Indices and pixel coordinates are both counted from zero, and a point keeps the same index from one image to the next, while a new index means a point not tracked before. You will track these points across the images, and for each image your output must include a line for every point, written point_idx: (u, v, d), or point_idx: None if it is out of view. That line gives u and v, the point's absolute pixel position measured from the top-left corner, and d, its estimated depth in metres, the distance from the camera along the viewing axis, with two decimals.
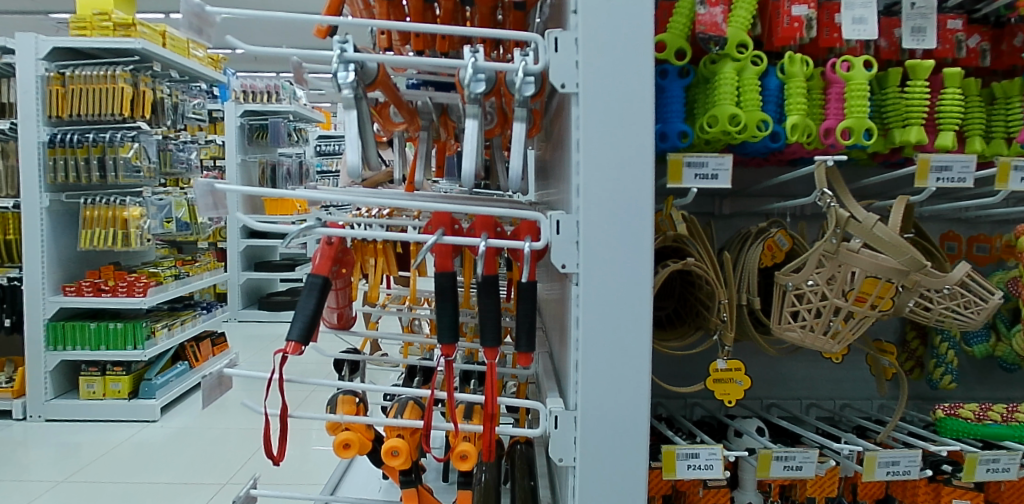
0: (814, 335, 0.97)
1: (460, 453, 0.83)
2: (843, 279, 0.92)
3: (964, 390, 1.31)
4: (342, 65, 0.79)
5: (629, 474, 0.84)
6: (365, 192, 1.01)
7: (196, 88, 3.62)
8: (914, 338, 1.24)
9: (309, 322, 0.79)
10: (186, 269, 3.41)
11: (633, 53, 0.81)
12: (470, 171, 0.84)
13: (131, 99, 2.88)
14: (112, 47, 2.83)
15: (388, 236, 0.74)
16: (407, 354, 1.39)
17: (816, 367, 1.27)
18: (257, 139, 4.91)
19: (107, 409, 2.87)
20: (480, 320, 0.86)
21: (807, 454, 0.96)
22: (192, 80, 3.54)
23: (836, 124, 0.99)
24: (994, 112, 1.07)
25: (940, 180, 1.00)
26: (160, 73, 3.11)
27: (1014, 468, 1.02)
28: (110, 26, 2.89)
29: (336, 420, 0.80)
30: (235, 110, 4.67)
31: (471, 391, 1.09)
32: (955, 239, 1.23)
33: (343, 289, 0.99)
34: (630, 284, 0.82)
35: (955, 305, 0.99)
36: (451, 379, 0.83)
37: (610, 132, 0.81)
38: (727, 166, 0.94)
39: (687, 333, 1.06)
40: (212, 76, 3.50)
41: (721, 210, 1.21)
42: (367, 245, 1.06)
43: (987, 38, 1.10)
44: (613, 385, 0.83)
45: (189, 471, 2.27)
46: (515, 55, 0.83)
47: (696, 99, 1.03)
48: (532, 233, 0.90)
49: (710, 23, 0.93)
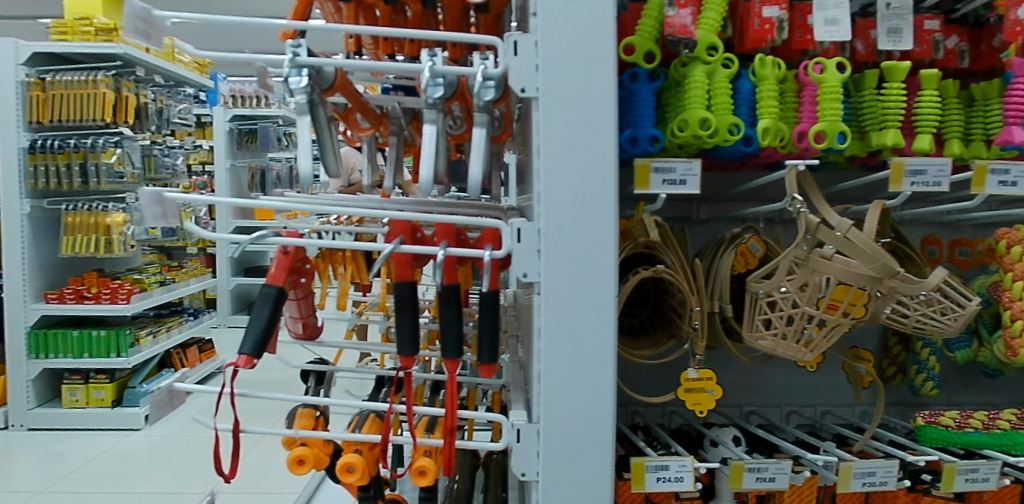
0: (787, 343, 0.95)
1: (418, 469, 0.83)
2: (815, 287, 0.91)
3: (949, 397, 1.27)
4: (295, 70, 0.79)
5: (594, 481, 0.85)
6: (330, 200, 1.02)
7: (182, 93, 3.59)
8: (897, 344, 1.17)
9: (262, 336, 0.79)
10: (171, 275, 3.37)
11: (589, 62, 0.83)
12: (428, 178, 0.82)
13: (112, 104, 2.85)
14: (93, 52, 2.80)
15: (343, 245, 0.75)
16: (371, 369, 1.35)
17: (794, 374, 1.23)
18: (246, 144, 4.85)
19: (90, 417, 2.85)
20: (442, 329, 0.86)
21: (779, 465, 0.94)
22: (179, 85, 3.49)
23: (810, 128, 0.96)
24: (974, 114, 1.06)
25: (915, 184, 0.97)
26: (144, 78, 3.06)
27: (993, 478, 1.00)
28: (91, 31, 2.82)
29: (289, 434, 0.81)
30: (224, 115, 4.63)
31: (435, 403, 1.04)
32: (937, 243, 1.18)
33: (305, 297, 0.93)
34: (591, 293, 0.84)
35: (931, 312, 0.97)
36: (410, 391, 0.83)
37: (573, 144, 0.83)
38: (696, 172, 0.92)
39: (659, 341, 1.03)
40: (198, 80, 3.48)
41: (698, 215, 1.16)
42: (335, 253, 1.00)
43: (965, 39, 1.07)
44: (574, 392, 0.84)
45: (171, 480, 2.26)
46: (474, 59, 0.84)
47: (668, 103, 1.01)
48: (495, 240, 0.89)
49: (679, 25, 0.91)
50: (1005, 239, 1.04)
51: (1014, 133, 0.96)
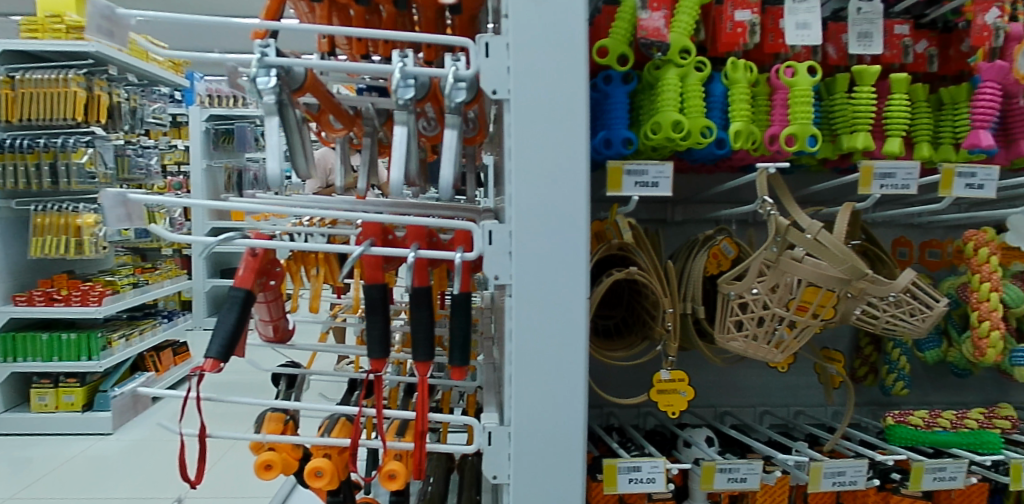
0: (757, 344, 0.95)
1: (387, 472, 0.84)
2: (785, 288, 0.92)
3: (918, 396, 1.29)
4: (263, 70, 0.80)
5: (566, 481, 0.86)
6: (302, 201, 1.01)
7: (156, 92, 3.54)
8: (868, 345, 1.19)
9: (228, 338, 0.80)
10: (145, 278, 3.35)
11: (560, 64, 0.83)
12: (398, 180, 0.82)
13: (84, 103, 2.81)
14: (63, 50, 2.75)
15: (310, 247, 0.74)
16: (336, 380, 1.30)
17: (768, 375, 1.25)
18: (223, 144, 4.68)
19: (61, 422, 2.78)
20: (413, 331, 0.86)
21: (751, 465, 0.95)
22: (152, 84, 3.45)
23: (781, 131, 0.97)
24: (943, 118, 1.07)
25: (884, 187, 0.98)
26: (117, 76, 3.01)
27: (961, 477, 1.01)
28: (63, 29, 2.78)
29: (257, 439, 0.83)
30: (198, 114, 4.42)
31: (407, 406, 1.04)
32: (907, 245, 1.19)
33: (274, 299, 0.93)
34: (562, 295, 0.84)
35: (900, 313, 0.99)
36: (380, 395, 0.83)
37: (544, 147, 0.83)
38: (668, 174, 0.93)
39: (632, 343, 1.03)
40: (173, 79, 3.44)
41: (672, 217, 1.16)
42: (308, 254, 0.99)
43: (934, 44, 1.09)
44: (546, 394, 0.85)
45: (144, 486, 2.22)
46: (445, 60, 0.84)
47: (641, 106, 1.01)
48: (466, 243, 0.89)
49: (653, 28, 0.92)
50: (973, 241, 1.06)
51: (981, 136, 0.98)
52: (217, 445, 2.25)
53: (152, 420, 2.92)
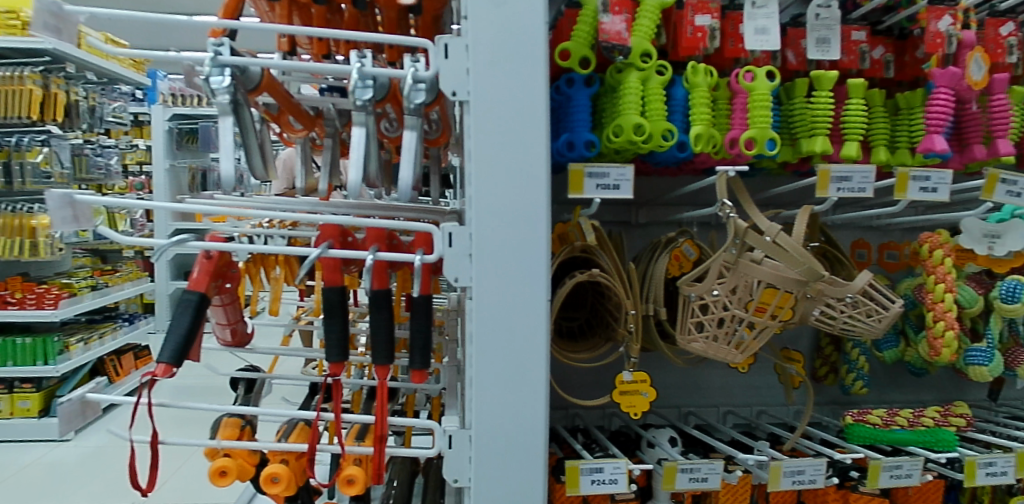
0: (718, 345, 0.96)
1: (346, 478, 0.84)
2: (744, 289, 0.93)
3: (878, 395, 1.31)
4: (217, 69, 0.79)
5: (527, 483, 0.86)
6: (263, 202, 1.00)
7: (116, 90, 3.46)
8: (828, 344, 1.21)
9: (182, 343, 0.79)
10: (104, 280, 3.27)
11: (518, 67, 0.83)
12: (355, 182, 0.82)
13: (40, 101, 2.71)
14: (16, 46, 2.62)
15: (264, 248, 0.74)
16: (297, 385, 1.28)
17: (731, 375, 1.26)
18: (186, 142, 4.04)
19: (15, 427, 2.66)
20: (372, 334, 0.86)
21: (711, 465, 0.96)
22: (112, 83, 3.38)
23: (741, 134, 0.99)
24: (899, 123, 1.09)
25: (840, 190, 0.99)
26: (78, 74, 2.94)
27: (916, 474, 1.03)
28: (18, 25, 2.67)
29: (213, 446, 0.82)
30: (162, 114, 3.76)
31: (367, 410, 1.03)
32: (865, 247, 1.21)
33: (231, 303, 0.92)
34: (522, 297, 0.84)
35: (858, 314, 1.00)
36: (338, 399, 0.83)
37: (504, 149, 0.83)
38: (629, 177, 0.93)
39: (596, 344, 1.03)
40: (134, 78, 3.36)
41: (637, 219, 1.17)
42: (267, 256, 0.97)
43: (890, 50, 1.11)
44: (505, 396, 0.85)
45: (101, 494, 2.14)
46: (404, 61, 0.84)
47: (604, 109, 1.01)
48: (426, 245, 0.88)
49: (614, 31, 0.93)
50: (928, 243, 1.08)
51: (936, 140, 1.00)
52: (179, 452, 2.19)
53: (102, 427, 2.81)
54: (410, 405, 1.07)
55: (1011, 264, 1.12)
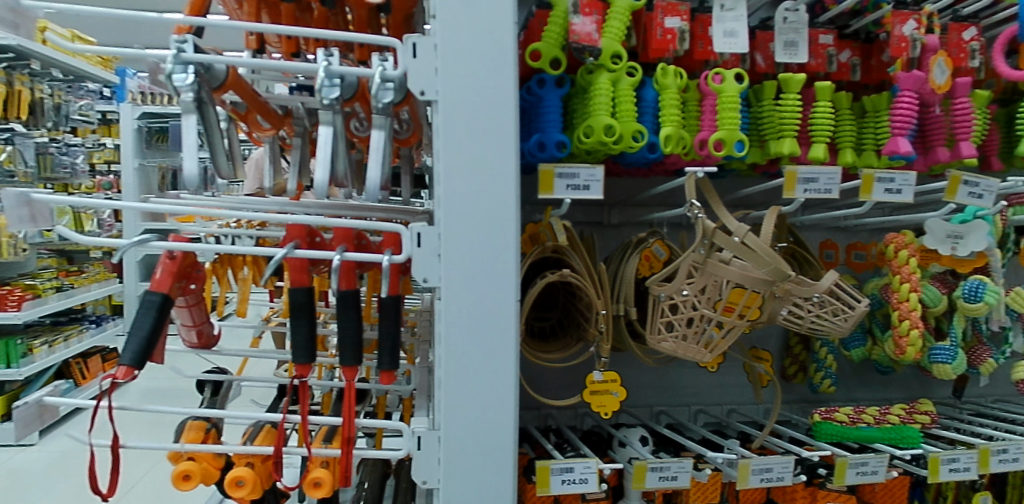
0: (687, 344, 0.97)
1: (313, 480, 0.84)
2: (713, 289, 0.94)
3: (846, 393, 1.33)
4: (180, 66, 0.78)
5: (496, 484, 0.86)
6: (231, 202, 0.99)
7: (83, 88, 3.39)
8: (797, 343, 1.22)
9: (144, 345, 0.77)
10: (71, 281, 3.20)
11: (487, 67, 0.83)
12: (323, 181, 0.81)
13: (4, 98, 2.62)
14: None
15: (228, 248, 0.73)
16: (268, 387, 1.27)
17: (702, 374, 1.27)
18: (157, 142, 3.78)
19: None
20: (340, 336, 0.85)
21: (681, 463, 0.97)
22: (79, 80, 3.31)
23: (710, 136, 1.00)
24: (866, 125, 1.11)
25: (807, 191, 1.01)
26: (43, 72, 2.87)
27: (882, 471, 1.05)
28: None
29: (177, 450, 0.81)
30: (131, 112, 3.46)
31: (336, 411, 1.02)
32: (833, 247, 1.23)
33: (197, 303, 0.91)
34: (491, 297, 0.84)
35: (824, 313, 1.01)
36: (305, 401, 0.82)
37: (473, 149, 0.83)
38: (600, 177, 0.94)
39: (567, 344, 1.03)
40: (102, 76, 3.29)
41: (609, 220, 1.17)
42: (235, 256, 0.97)
43: (857, 54, 1.13)
44: (474, 397, 0.84)
45: (67, 501, 2.08)
46: (372, 60, 0.84)
47: (575, 109, 1.02)
48: (395, 245, 0.88)
49: (584, 33, 0.93)
50: (894, 243, 1.10)
51: (900, 142, 1.01)
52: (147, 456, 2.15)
53: (61, 431, 2.72)
54: (381, 406, 1.06)
55: (973, 264, 1.14)
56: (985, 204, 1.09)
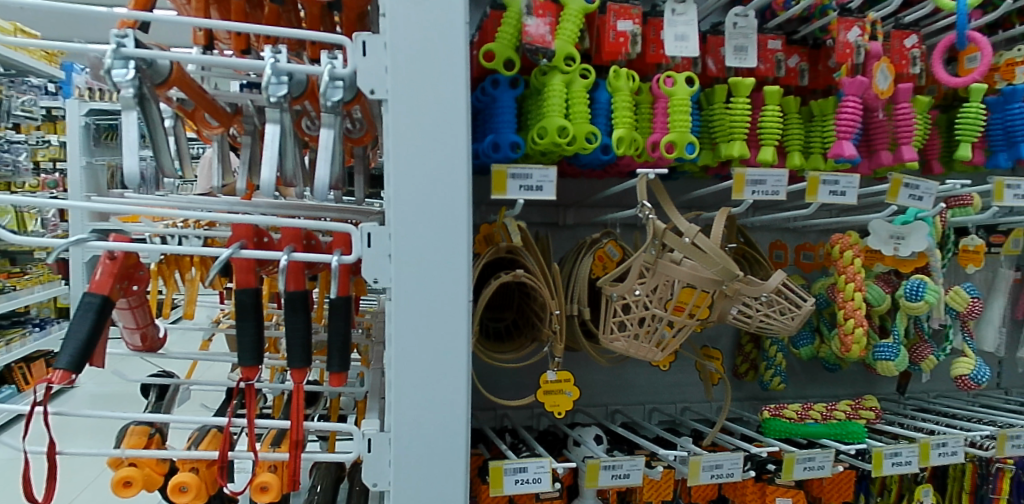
0: (639, 343, 0.99)
1: (260, 485, 0.82)
2: (663, 289, 0.95)
3: (795, 389, 1.37)
4: (119, 62, 0.76)
5: (447, 484, 0.86)
6: (177, 201, 0.97)
7: (25, 82, 3.26)
8: (748, 342, 1.25)
9: (82, 348, 0.74)
10: (13, 283, 3.07)
11: (438, 67, 0.83)
12: (270, 180, 0.79)
13: None
14: None
15: (169, 248, 0.71)
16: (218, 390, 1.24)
17: (657, 373, 1.29)
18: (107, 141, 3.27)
19: None
20: (288, 338, 0.83)
21: (633, 461, 0.98)
22: (22, 74, 3.19)
23: (662, 138, 1.01)
24: (813, 128, 1.14)
25: (755, 193, 1.03)
26: None
27: (828, 466, 1.08)
28: None
29: (118, 456, 0.78)
30: (78, 107, 2.94)
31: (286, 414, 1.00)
32: (782, 248, 1.27)
33: (139, 306, 0.88)
34: (441, 298, 0.84)
35: (772, 312, 1.04)
36: (251, 404, 0.81)
37: (422, 148, 0.82)
38: (553, 178, 0.95)
39: (522, 345, 1.04)
40: (48, 71, 3.18)
41: (564, 220, 1.19)
42: (182, 258, 0.95)
43: (804, 59, 1.17)
44: (424, 398, 0.84)
45: None
46: (322, 58, 0.83)
47: (529, 111, 1.02)
48: (346, 245, 0.87)
49: (537, 35, 0.93)
50: (839, 244, 1.13)
51: (845, 146, 1.05)
52: (92, 464, 2.08)
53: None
54: (334, 409, 1.05)
55: (914, 264, 1.18)
56: (925, 206, 1.11)
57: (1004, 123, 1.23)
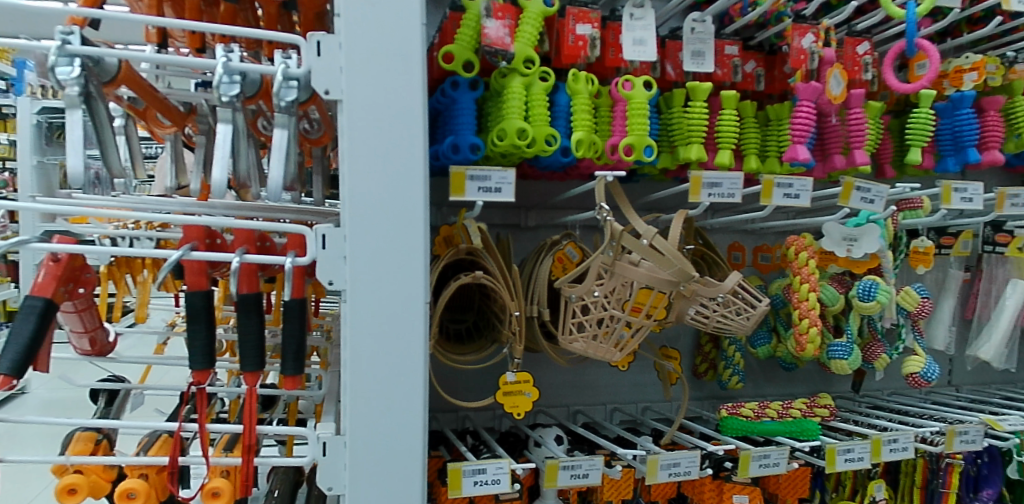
0: (597, 344, 1.00)
1: (211, 490, 0.80)
2: (621, 290, 0.96)
3: (754, 388, 1.40)
4: (64, 59, 0.74)
5: (403, 487, 0.86)
6: (128, 202, 0.96)
7: None
8: (708, 342, 1.27)
9: (24, 352, 0.73)
10: None
11: (394, 68, 0.82)
12: (222, 181, 0.78)
13: None
14: None
15: (116, 249, 0.70)
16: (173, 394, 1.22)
17: (618, 373, 1.31)
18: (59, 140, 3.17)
19: None
20: (241, 341, 0.82)
21: (591, 461, 0.99)
22: None
23: (620, 141, 1.02)
24: (769, 133, 1.17)
25: (711, 195, 1.05)
26: None
27: (784, 462, 1.10)
28: None
29: (61, 463, 0.76)
30: (30, 106, 2.77)
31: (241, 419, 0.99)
32: (740, 249, 1.30)
33: (88, 308, 0.86)
34: (397, 300, 0.83)
35: (728, 312, 1.05)
36: (202, 408, 0.79)
37: (378, 149, 0.82)
38: (511, 180, 0.95)
39: (482, 346, 1.04)
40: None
41: (526, 222, 1.19)
42: (133, 260, 0.93)
43: (760, 65, 1.19)
44: (380, 400, 0.84)
45: None
46: (275, 57, 0.82)
47: (489, 113, 1.03)
48: (300, 247, 0.87)
49: (495, 37, 0.93)
50: (794, 246, 1.16)
51: (799, 149, 1.07)
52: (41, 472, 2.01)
53: None
54: (291, 412, 1.04)
55: (867, 265, 1.22)
56: (876, 208, 1.15)
57: (952, 129, 1.28)
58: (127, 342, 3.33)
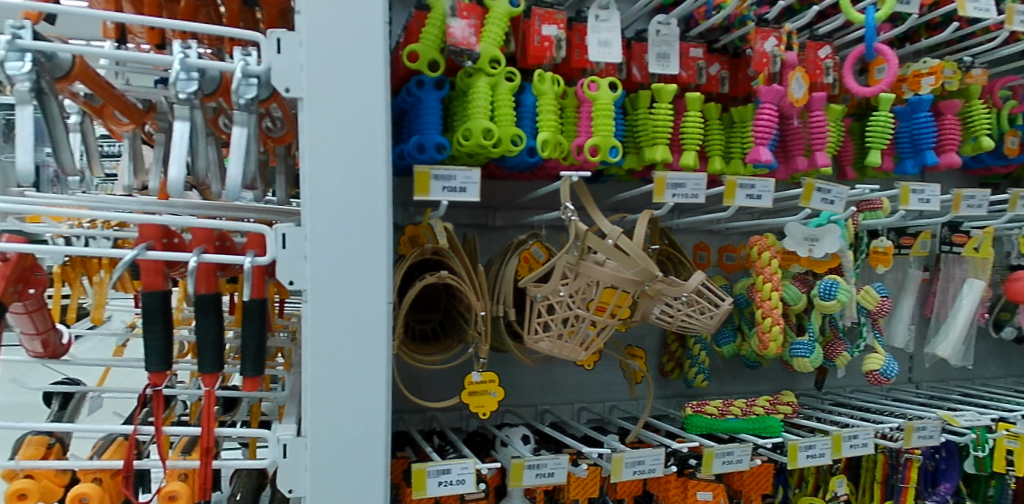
0: (563, 343, 1.00)
1: (167, 494, 0.79)
2: (586, 290, 0.97)
3: (719, 386, 1.42)
4: (14, 54, 0.72)
5: (365, 488, 0.85)
6: (85, 201, 0.94)
7: None
8: (674, 341, 1.29)
9: None
10: None
11: (356, 66, 0.82)
12: (179, 179, 0.77)
13: None
14: None
15: (67, 249, 0.68)
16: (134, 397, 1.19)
17: (586, 372, 1.32)
18: None
19: None
20: (199, 342, 0.81)
21: (557, 460, 1.00)
22: None
23: (586, 141, 1.03)
24: (733, 134, 1.19)
25: (675, 196, 1.06)
26: None
27: (746, 459, 1.11)
28: None
29: (10, 468, 0.75)
30: None
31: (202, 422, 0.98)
32: (705, 249, 1.32)
33: (39, 309, 0.84)
34: (358, 300, 0.83)
35: (692, 311, 1.07)
36: (158, 410, 0.78)
37: (339, 148, 0.81)
38: (476, 180, 0.95)
39: (448, 346, 1.04)
40: None
41: (493, 222, 1.20)
42: (89, 260, 0.91)
43: (724, 68, 1.21)
44: (341, 401, 0.83)
45: None
46: (235, 55, 0.81)
47: (455, 112, 1.03)
48: (260, 247, 0.86)
49: (460, 36, 0.93)
50: (757, 246, 1.18)
51: (762, 151, 1.09)
52: None
53: None
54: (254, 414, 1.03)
55: (828, 265, 1.24)
56: (836, 208, 1.17)
57: (910, 132, 1.31)
58: (92, 343, 3.25)
